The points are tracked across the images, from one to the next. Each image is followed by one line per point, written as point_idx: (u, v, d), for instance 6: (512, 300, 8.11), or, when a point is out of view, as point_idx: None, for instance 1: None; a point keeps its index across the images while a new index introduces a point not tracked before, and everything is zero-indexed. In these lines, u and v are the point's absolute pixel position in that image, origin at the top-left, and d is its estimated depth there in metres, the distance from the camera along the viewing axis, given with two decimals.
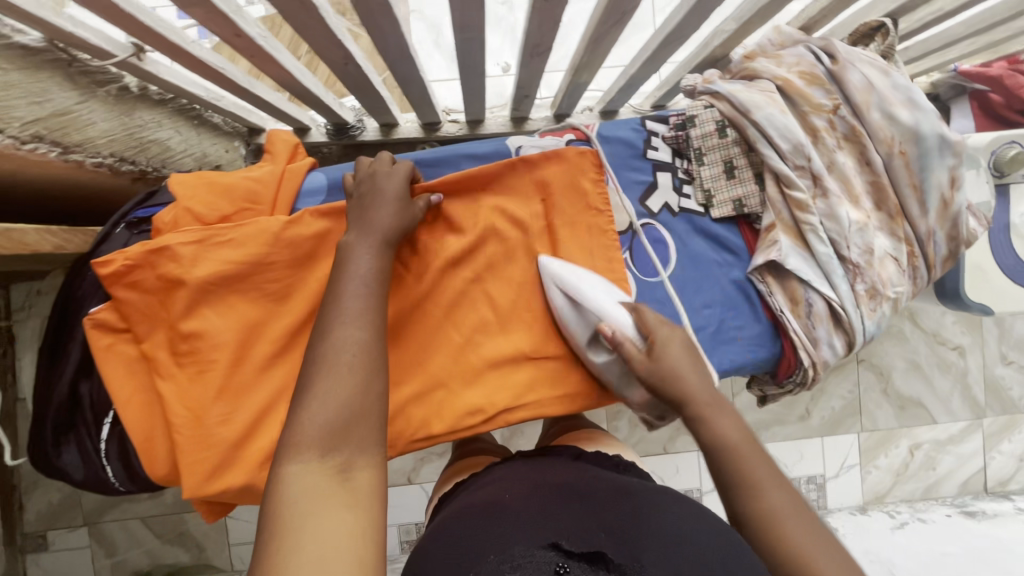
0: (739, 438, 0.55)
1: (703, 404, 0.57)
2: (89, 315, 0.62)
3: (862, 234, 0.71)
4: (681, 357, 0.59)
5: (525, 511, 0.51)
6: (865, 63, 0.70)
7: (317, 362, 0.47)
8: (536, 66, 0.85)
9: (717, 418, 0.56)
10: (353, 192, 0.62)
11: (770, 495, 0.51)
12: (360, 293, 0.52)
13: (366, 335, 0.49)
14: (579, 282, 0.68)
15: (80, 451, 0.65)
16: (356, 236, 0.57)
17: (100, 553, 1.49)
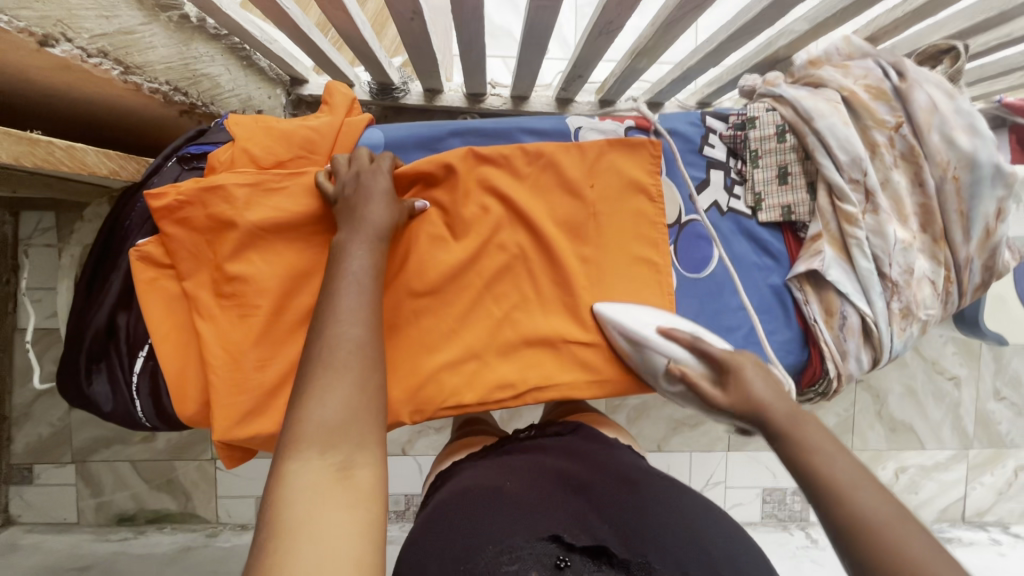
0: (826, 442, 0.48)
1: (782, 423, 0.52)
2: (135, 246, 0.61)
3: (906, 253, 0.72)
4: (757, 375, 0.57)
5: (524, 500, 0.52)
6: (932, 84, 0.71)
7: (315, 361, 0.47)
8: (598, 46, 0.85)
9: (802, 431, 0.50)
10: (339, 197, 0.59)
11: (864, 497, 0.43)
12: (354, 289, 0.52)
13: (364, 332, 0.49)
14: (636, 322, 0.68)
15: (110, 382, 0.64)
16: (347, 235, 0.56)
17: (86, 492, 1.48)
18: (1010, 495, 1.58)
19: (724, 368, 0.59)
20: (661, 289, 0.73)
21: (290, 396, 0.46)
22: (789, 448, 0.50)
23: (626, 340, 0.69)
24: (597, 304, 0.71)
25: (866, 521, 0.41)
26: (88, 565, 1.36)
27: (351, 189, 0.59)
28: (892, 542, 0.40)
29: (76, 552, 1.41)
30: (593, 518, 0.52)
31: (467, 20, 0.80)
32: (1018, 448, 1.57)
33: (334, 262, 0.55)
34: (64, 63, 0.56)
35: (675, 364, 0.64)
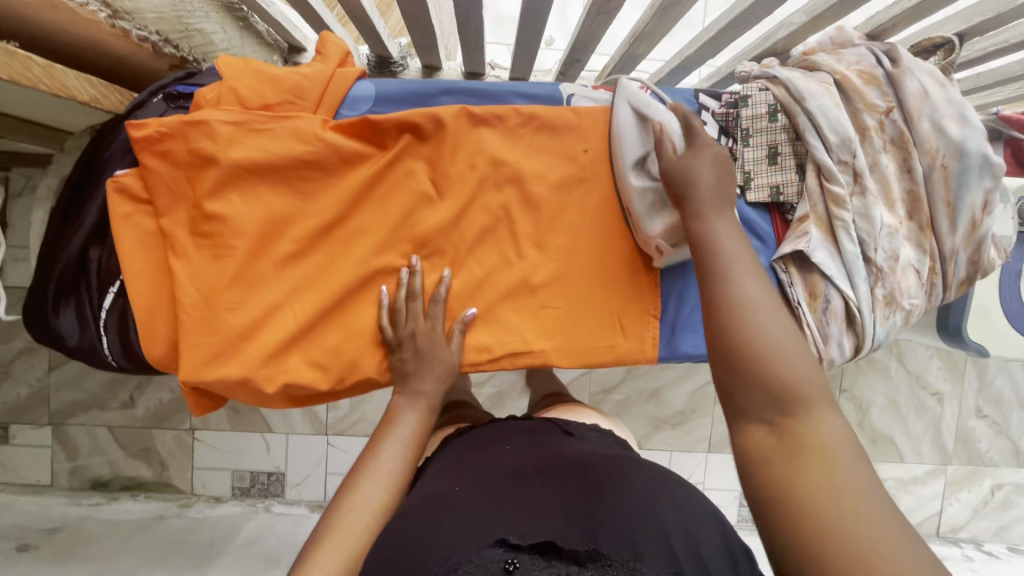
0: (734, 240, 0.54)
1: (706, 204, 0.56)
2: (112, 177, 0.61)
3: (891, 239, 0.71)
4: (709, 166, 0.58)
5: (474, 503, 0.49)
6: (925, 72, 0.70)
7: (336, 518, 0.53)
8: (596, 28, 0.84)
9: (714, 220, 0.55)
10: (396, 350, 0.66)
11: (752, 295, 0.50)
12: (391, 458, 0.58)
13: (375, 512, 0.54)
14: (653, 104, 0.67)
15: (79, 315, 0.63)
16: (404, 400, 0.65)
17: (60, 455, 1.47)
18: (985, 514, 1.57)
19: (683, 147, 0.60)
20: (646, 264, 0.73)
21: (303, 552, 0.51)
22: (701, 236, 0.55)
23: (631, 109, 0.68)
24: (621, 79, 0.69)
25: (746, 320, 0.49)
26: (60, 526, 1.39)
27: (410, 357, 0.66)
28: (760, 334, 0.48)
29: (48, 513, 1.41)
30: (546, 511, 0.48)
31: None
32: (996, 466, 1.57)
33: (375, 440, 0.61)
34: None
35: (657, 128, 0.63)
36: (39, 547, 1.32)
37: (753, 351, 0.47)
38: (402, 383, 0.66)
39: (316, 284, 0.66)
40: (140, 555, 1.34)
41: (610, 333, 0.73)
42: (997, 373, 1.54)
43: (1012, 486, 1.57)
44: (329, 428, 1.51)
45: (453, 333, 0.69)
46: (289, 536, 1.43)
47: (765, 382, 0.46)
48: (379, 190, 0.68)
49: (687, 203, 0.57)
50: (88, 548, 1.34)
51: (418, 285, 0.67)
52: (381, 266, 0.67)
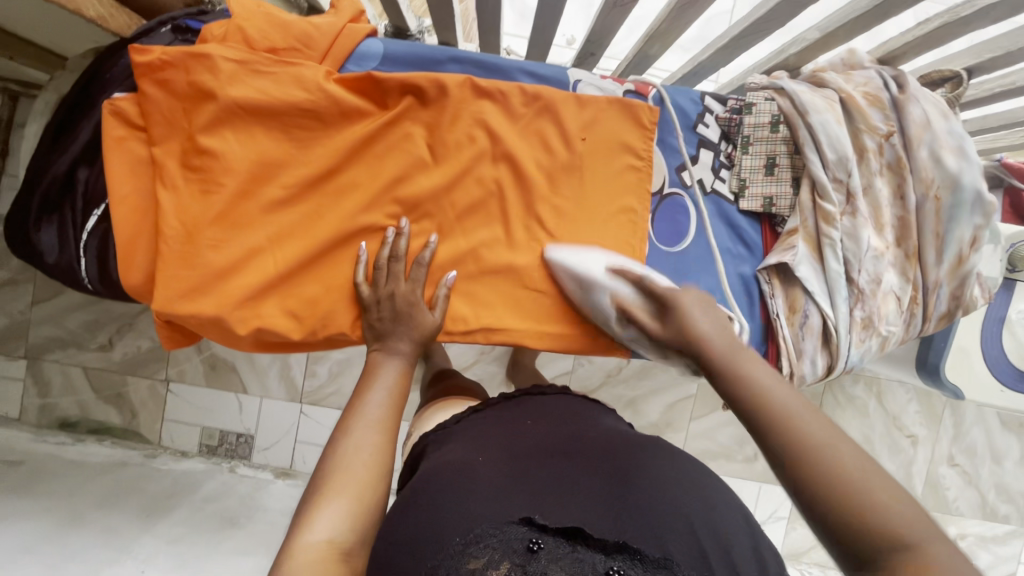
0: (769, 377, 0.48)
1: (723, 355, 0.51)
2: (109, 99, 0.60)
3: (875, 262, 0.72)
4: (697, 308, 0.57)
5: (496, 477, 0.50)
6: (930, 102, 0.71)
7: (327, 475, 0.50)
8: (611, 22, 0.82)
9: (743, 363, 0.50)
10: (373, 310, 0.65)
11: (804, 420, 0.44)
12: (376, 405, 0.57)
13: (371, 456, 0.52)
14: (591, 266, 0.67)
15: (59, 234, 0.63)
16: (382, 357, 0.63)
17: (32, 391, 1.46)
18: None
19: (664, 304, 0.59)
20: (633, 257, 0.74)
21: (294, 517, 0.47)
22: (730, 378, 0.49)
23: (578, 287, 0.69)
24: (549, 248, 0.71)
25: (816, 457, 0.41)
26: (23, 459, 1.30)
27: (389, 317, 0.65)
28: (833, 463, 0.40)
29: (14, 444, 1.34)
30: (569, 489, 0.49)
31: None
32: (961, 516, 1.57)
33: (357, 392, 0.58)
34: None
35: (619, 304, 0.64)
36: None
37: (836, 489, 0.40)
38: (379, 342, 0.64)
39: (305, 230, 0.66)
40: (95, 495, 1.24)
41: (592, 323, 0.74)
42: (974, 424, 1.55)
43: (975, 538, 1.57)
44: (304, 396, 1.52)
45: (438, 291, 0.68)
46: (249, 498, 1.39)
47: (865, 524, 0.38)
48: (373, 148, 0.68)
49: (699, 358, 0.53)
50: (50, 485, 1.23)
51: (403, 247, 0.67)
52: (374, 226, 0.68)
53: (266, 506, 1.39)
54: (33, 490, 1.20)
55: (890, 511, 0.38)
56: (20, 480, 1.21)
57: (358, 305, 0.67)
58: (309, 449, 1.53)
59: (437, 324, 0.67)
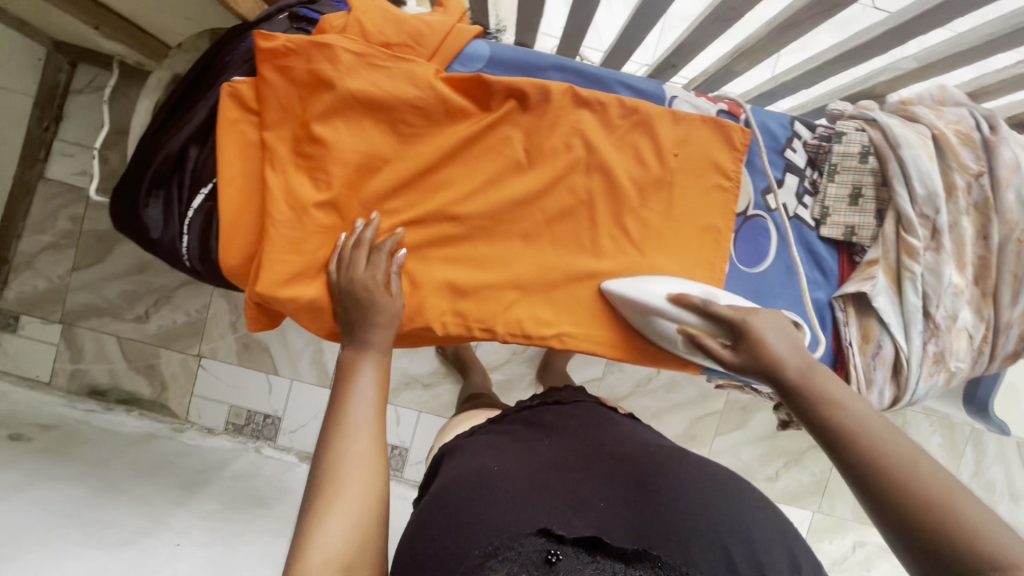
0: (849, 395, 0.51)
1: (800, 373, 0.54)
2: (229, 82, 0.61)
3: (954, 299, 0.73)
4: (772, 328, 0.58)
5: (516, 485, 0.50)
6: (1019, 145, 0.72)
7: (331, 479, 0.50)
8: (707, 34, 0.81)
9: (823, 380, 0.53)
10: (342, 310, 0.64)
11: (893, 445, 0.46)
12: (363, 408, 0.56)
13: (375, 462, 0.53)
14: (654, 286, 0.68)
15: (165, 209, 0.64)
16: (356, 351, 0.62)
17: (64, 355, 1.41)
18: None
19: (733, 331, 0.60)
20: (711, 275, 0.75)
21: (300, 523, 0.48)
22: (820, 412, 0.51)
23: (632, 310, 0.70)
24: (604, 283, 0.71)
25: (924, 493, 0.43)
26: (54, 424, 1.22)
27: (355, 307, 0.63)
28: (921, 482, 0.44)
29: (44, 410, 1.29)
30: (586, 500, 0.49)
31: None
32: None
33: (342, 395, 0.58)
34: None
35: (685, 330, 0.64)
36: (30, 440, 1.12)
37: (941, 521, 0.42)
38: (351, 339, 0.63)
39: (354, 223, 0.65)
40: (129, 472, 1.15)
41: None
42: (994, 462, 1.56)
43: None
44: None
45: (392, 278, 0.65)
46: (276, 480, 1.35)
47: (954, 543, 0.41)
48: (474, 147, 0.68)
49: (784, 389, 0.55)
50: (83, 452, 1.16)
51: (371, 236, 0.64)
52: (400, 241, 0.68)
53: (292, 488, 1.35)
54: (67, 457, 1.12)
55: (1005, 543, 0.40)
56: (50, 443, 1.15)
57: (327, 299, 0.65)
58: None
59: (398, 307, 0.65)
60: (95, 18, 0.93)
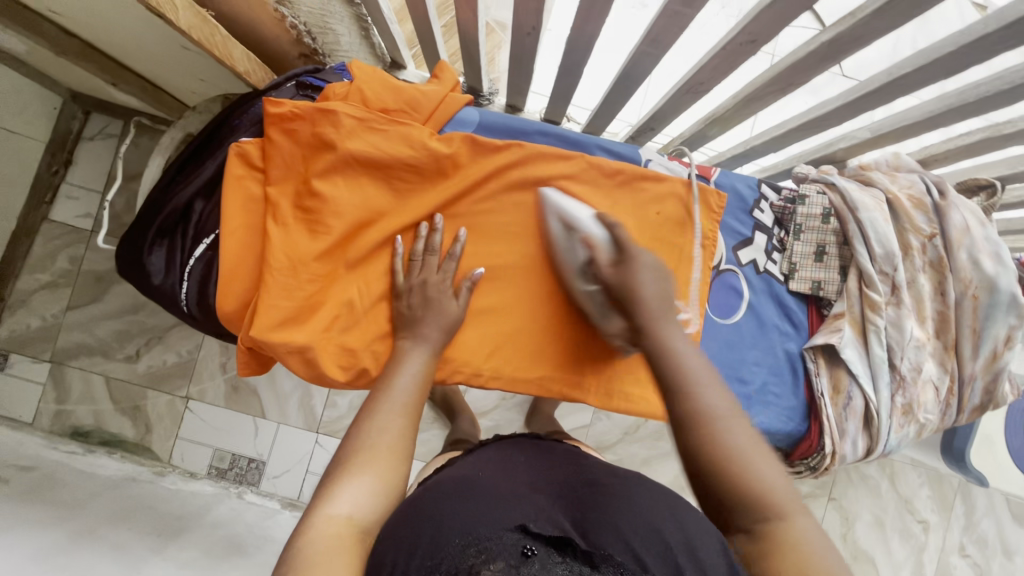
0: (686, 346, 0.56)
1: (651, 317, 0.58)
2: (237, 142, 0.67)
3: (917, 351, 0.77)
4: (648, 266, 0.61)
5: (494, 494, 0.51)
6: (968, 209, 0.77)
7: (352, 450, 0.54)
8: (680, 103, 0.87)
9: (665, 327, 0.57)
10: (407, 302, 0.69)
11: (710, 395, 0.52)
12: (407, 388, 0.62)
13: (396, 438, 0.56)
14: (576, 211, 0.71)
15: (168, 257, 0.68)
16: (415, 344, 0.67)
17: (50, 396, 1.40)
18: None
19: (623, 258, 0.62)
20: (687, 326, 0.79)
21: (317, 493, 0.51)
22: (662, 354, 0.56)
23: (562, 223, 0.71)
24: (545, 188, 0.74)
25: (729, 449, 0.50)
26: (33, 466, 1.15)
27: (419, 304, 0.68)
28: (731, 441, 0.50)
29: (23, 450, 1.20)
30: (559, 510, 0.50)
31: (574, 61, 0.85)
32: None
33: (385, 377, 0.63)
34: None
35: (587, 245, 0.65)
36: (9, 479, 1.04)
37: (727, 473, 0.49)
38: (410, 330, 0.68)
39: (352, 267, 0.70)
40: (105, 513, 1.07)
41: (643, 385, 0.77)
42: (984, 514, 1.55)
43: None
44: (321, 426, 1.47)
45: (464, 289, 0.70)
46: (257, 527, 1.26)
47: (749, 492, 0.48)
48: (476, 192, 0.73)
49: (641, 323, 0.58)
50: (55, 496, 1.06)
51: (437, 241, 0.70)
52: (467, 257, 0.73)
53: (273, 537, 1.26)
54: (37, 500, 1.01)
55: (782, 502, 0.48)
56: (25, 488, 1.04)
57: (393, 295, 0.70)
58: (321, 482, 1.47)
59: (461, 313, 0.70)
60: (113, 77, 1.00)
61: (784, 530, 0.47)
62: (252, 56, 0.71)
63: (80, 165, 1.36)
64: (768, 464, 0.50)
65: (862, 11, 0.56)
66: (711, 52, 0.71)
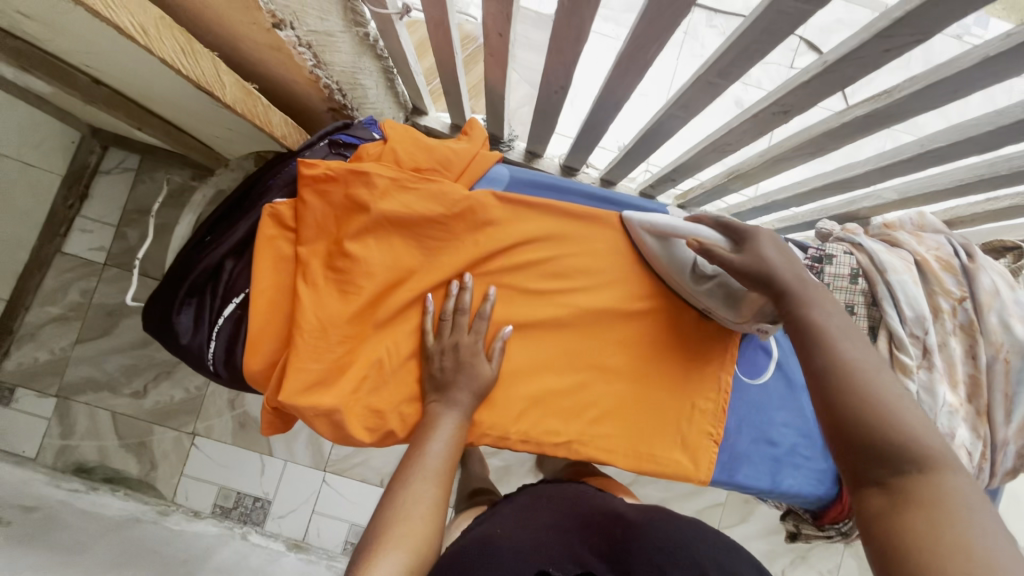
0: (838, 317, 0.54)
1: (798, 292, 0.56)
2: (270, 204, 0.67)
3: (950, 417, 0.76)
4: (771, 241, 0.60)
5: (515, 545, 0.50)
6: (997, 271, 0.77)
7: (388, 523, 0.53)
8: (705, 159, 0.88)
9: (815, 307, 0.55)
10: (437, 366, 0.67)
11: (853, 359, 0.50)
12: (438, 455, 0.61)
13: (429, 509, 0.55)
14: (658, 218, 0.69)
15: (196, 316, 0.68)
16: (442, 407, 0.66)
17: (54, 430, 1.36)
18: None
19: (742, 241, 0.61)
20: (719, 387, 0.77)
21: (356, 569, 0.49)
22: (796, 313, 0.55)
23: (654, 236, 0.70)
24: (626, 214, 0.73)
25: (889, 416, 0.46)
26: (36, 505, 1.08)
27: (450, 367, 0.67)
28: (880, 395, 0.47)
29: (26, 487, 1.15)
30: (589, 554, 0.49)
31: (600, 118, 0.86)
32: None
33: (416, 444, 0.63)
34: (279, 44, 0.62)
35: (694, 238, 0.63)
36: (13, 521, 0.97)
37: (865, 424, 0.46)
38: (439, 393, 0.67)
39: (381, 326, 0.69)
40: (113, 554, 0.99)
41: (672, 446, 0.76)
42: None
43: None
44: (329, 464, 1.44)
45: (493, 354, 0.70)
46: (263, 571, 1.17)
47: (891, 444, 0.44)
48: (508, 252, 0.72)
49: (773, 293, 0.57)
50: (58, 538, 0.97)
51: (466, 301, 0.69)
52: (500, 317, 0.73)
53: None
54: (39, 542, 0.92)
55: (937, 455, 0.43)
56: (28, 530, 0.96)
57: (424, 356, 0.69)
58: (328, 523, 1.42)
59: (491, 374, 0.69)
60: (139, 122, 1.01)
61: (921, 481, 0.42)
62: (288, 120, 0.73)
63: (97, 200, 1.36)
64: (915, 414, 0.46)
65: (900, 91, 0.57)
66: (741, 118, 0.72)
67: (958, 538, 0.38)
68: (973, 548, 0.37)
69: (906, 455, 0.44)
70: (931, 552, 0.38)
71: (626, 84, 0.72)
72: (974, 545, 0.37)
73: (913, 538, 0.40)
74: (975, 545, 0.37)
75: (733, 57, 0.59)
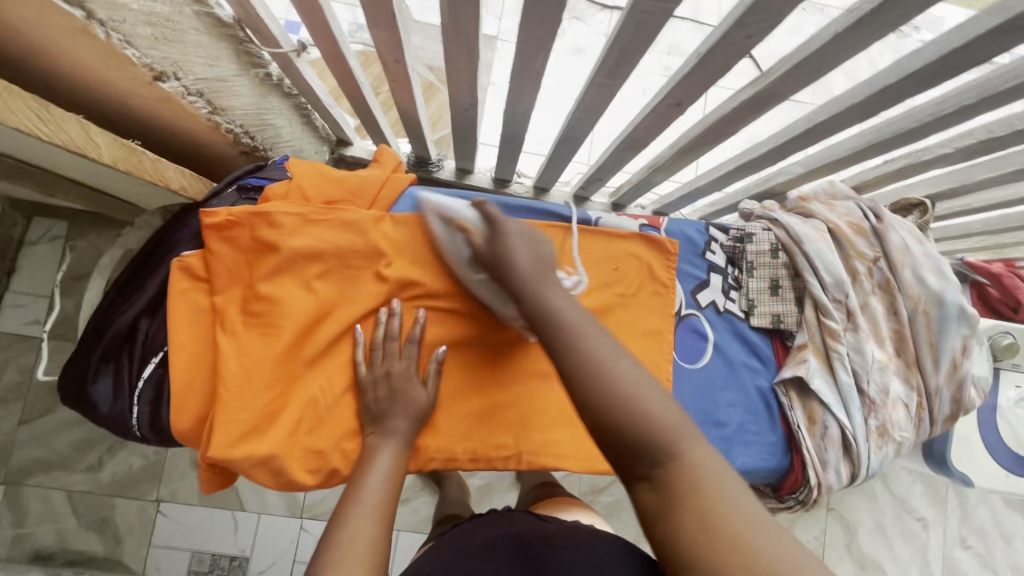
0: (570, 303, 0.55)
1: (531, 283, 0.56)
2: (178, 257, 0.65)
3: (881, 373, 0.78)
4: (515, 236, 0.61)
5: None
6: (906, 229, 0.80)
7: (324, 565, 0.51)
8: (622, 156, 0.90)
9: (550, 291, 0.56)
10: (372, 397, 0.67)
11: (593, 347, 0.50)
12: (376, 489, 0.60)
13: (365, 545, 0.53)
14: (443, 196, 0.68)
15: (114, 383, 0.65)
16: (380, 439, 0.66)
17: (6, 520, 1.28)
18: None
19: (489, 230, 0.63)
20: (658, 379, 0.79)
21: None
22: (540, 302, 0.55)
23: (442, 219, 0.68)
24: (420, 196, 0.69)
25: (645, 417, 0.45)
26: None
27: (385, 396, 0.67)
28: (632, 395, 0.46)
29: None
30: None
31: (515, 127, 0.87)
32: None
33: (354, 481, 0.61)
34: (166, 96, 0.62)
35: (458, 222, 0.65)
36: None
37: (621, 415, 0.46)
38: (376, 424, 0.67)
39: (311, 365, 0.67)
40: None
41: None
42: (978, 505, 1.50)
43: None
44: (305, 511, 1.39)
45: (428, 378, 0.69)
46: None
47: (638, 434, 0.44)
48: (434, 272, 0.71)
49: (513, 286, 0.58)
50: None
51: (395, 327, 0.69)
52: (433, 339, 0.72)
53: None
54: None
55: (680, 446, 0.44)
56: None
57: (358, 390, 0.68)
58: None
59: (428, 398, 0.69)
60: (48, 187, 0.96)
61: (675, 469, 0.43)
62: (186, 170, 0.71)
63: (24, 274, 1.28)
64: (655, 399, 0.46)
65: (774, 72, 0.60)
66: (643, 114, 0.74)
67: (725, 519, 0.40)
68: (738, 533, 0.39)
69: (657, 450, 0.44)
70: (695, 542, 0.40)
71: (530, 93, 0.73)
72: (733, 524, 0.39)
73: (684, 533, 0.40)
74: (734, 523, 0.39)
75: (616, 57, 0.61)
